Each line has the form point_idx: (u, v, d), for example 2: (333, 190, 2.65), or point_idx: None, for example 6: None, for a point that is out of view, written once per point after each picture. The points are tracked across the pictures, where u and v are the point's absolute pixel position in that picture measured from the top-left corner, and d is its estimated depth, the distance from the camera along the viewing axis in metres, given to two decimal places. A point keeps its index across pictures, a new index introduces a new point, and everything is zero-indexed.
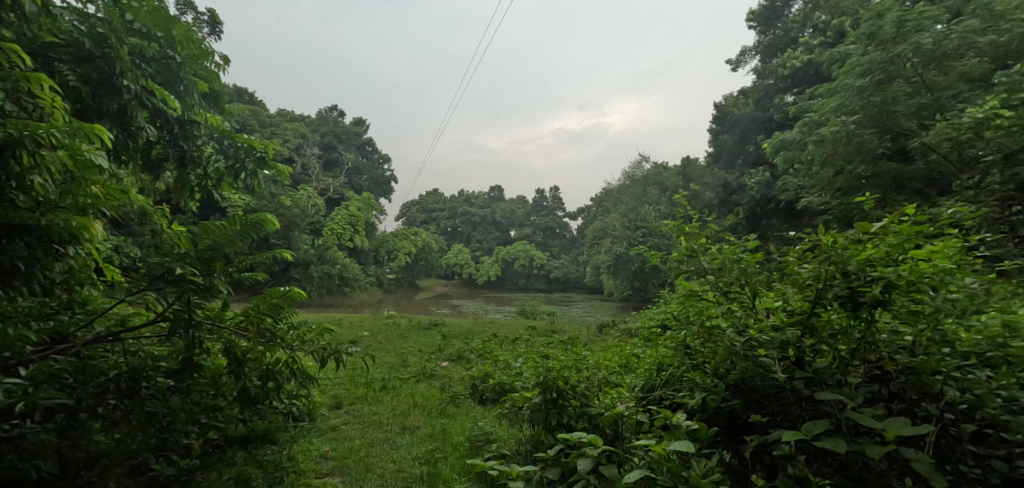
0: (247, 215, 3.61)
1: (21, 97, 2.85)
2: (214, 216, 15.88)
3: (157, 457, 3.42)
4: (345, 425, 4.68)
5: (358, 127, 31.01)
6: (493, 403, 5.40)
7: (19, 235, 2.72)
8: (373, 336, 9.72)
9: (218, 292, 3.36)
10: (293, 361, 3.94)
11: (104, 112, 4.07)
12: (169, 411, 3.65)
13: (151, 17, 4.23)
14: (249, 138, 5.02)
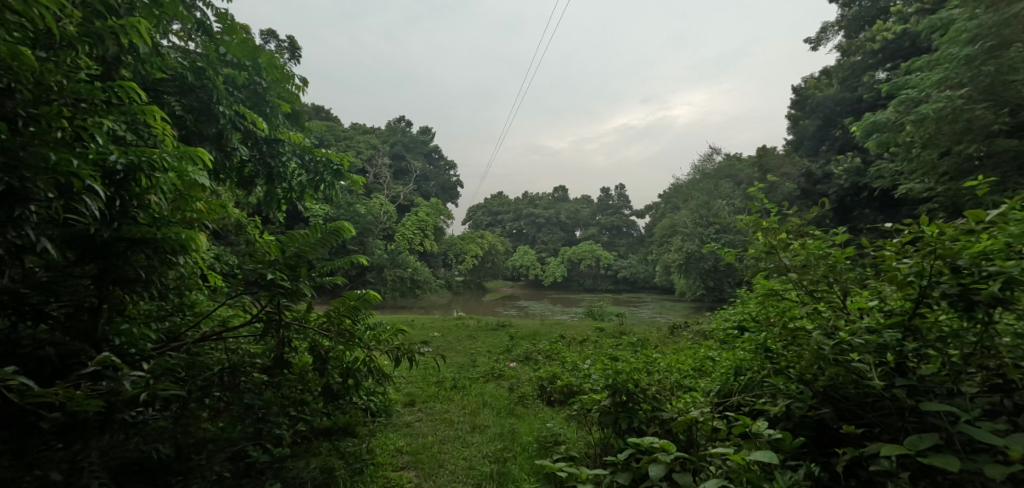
0: (327, 222, 3.71)
1: (137, 128, 3.02)
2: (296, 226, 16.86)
3: (255, 445, 3.49)
4: (419, 422, 4.74)
5: (424, 136, 31.85)
6: (563, 404, 5.29)
7: (138, 248, 2.70)
8: (443, 336, 9.90)
9: (304, 295, 3.49)
10: (370, 360, 4.02)
11: (205, 136, 4.80)
12: (264, 403, 3.77)
13: (240, 49, 5.09)
14: (326, 153, 5.81)
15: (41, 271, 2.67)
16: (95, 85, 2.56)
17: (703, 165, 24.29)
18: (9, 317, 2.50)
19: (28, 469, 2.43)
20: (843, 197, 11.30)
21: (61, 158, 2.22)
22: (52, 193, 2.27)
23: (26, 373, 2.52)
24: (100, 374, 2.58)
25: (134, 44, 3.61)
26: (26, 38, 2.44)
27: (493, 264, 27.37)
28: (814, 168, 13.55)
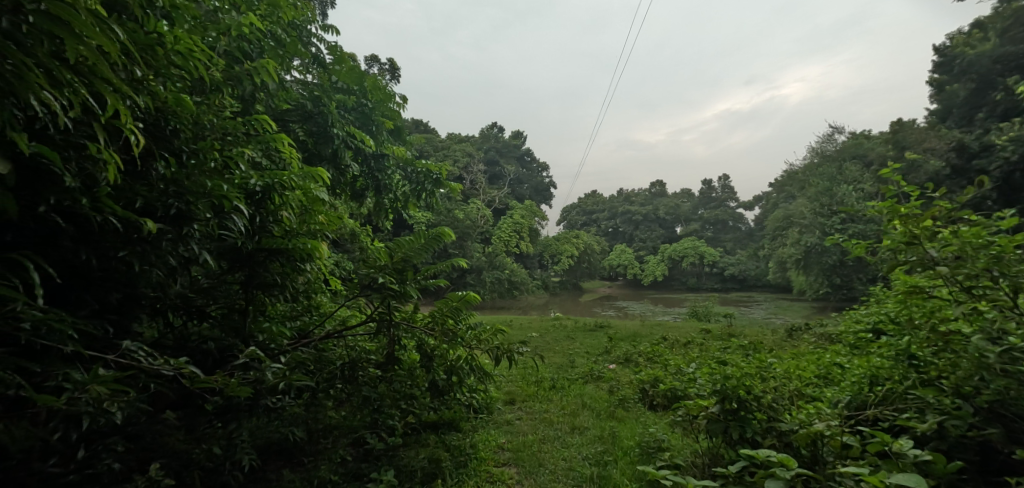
0: (430, 228, 3.97)
1: (270, 154, 3.59)
2: (403, 233, 17.99)
3: (372, 434, 3.85)
4: (519, 420, 4.89)
5: (517, 139, 32.43)
6: (665, 409, 5.19)
7: (274, 257, 3.14)
8: (542, 337, 10.06)
9: (410, 297, 3.75)
10: (472, 358, 4.21)
11: (323, 156, 5.37)
12: (379, 396, 4.12)
13: (349, 75, 5.62)
14: (426, 164, 6.31)
15: (203, 278, 3.12)
16: (237, 122, 3.09)
17: (824, 146, 22.26)
18: (180, 317, 3.01)
19: (193, 447, 2.85)
20: (1011, 174, 9.83)
21: (215, 184, 2.60)
22: (208, 213, 2.63)
23: (194, 363, 2.98)
24: (248, 365, 3.02)
25: (265, 79, 4.13)
26: (185, 86, 2.90)
27: (591, 263, 27.08)
28: (973, 138, 11.90)
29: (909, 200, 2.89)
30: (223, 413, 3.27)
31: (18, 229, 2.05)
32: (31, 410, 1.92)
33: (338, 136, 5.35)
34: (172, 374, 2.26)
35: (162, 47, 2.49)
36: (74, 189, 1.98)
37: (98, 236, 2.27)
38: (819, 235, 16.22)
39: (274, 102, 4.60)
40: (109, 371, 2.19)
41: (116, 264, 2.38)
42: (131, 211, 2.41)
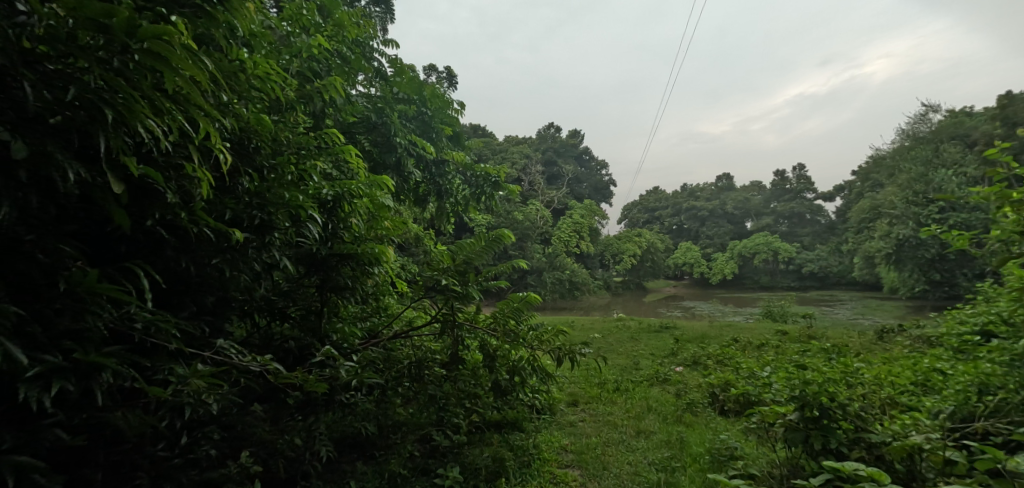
0: (490, 231, 4.13)
1: (340, 166, 3.85)
2: (465, 236, 18.38)
3: (438, 431, 4.04)
4: (582, 422, 4.92)
5: (575, 139, 32.28)
6: (739, 415, 5.02)
7: (345, 262, 3.35)
8: (605, 338, 9.98)
9: (472, 298, 3.87)
10: (533, 359, 4.32)
11: (388, 165, 5.63)
12: (445, 395, 4.28)
13: (408, 86, 5.88)
14: (485, 168, 6.49)
15: (283, 282, 3.37)
16: (309, 136, 3.34)
17: (919, 126, 20.72)
18: (264, 318, 3.28)
19: (277, 437, 3.10)
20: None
21: (292, 195, 2.83)
22: (287, 222, 2.87)
23: (278, 360, 3.24)
24: (325, 363, 3.22)
25: (332, 95, 4.42)
26: (264, 106, 3.19)
27: (654, 262, 26.46)
28: None
29: (1019, 185, 2.68)
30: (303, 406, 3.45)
31: (133, 243, 2.31)
32: (142, 399, 2.14)
33: (401, 144, 5.60)
34: (259, 370, 2.49)
35: (243, 72, 2.76)
36: (177, 204, 2.21)
37: (195, 246, 2.51)
38: (909, 226, 15.00)
39: (341, 116, 4.90)
40: (206, 367, 2.44)
41: (211, 269, 2.63)
42: (221, 223, 2.65)
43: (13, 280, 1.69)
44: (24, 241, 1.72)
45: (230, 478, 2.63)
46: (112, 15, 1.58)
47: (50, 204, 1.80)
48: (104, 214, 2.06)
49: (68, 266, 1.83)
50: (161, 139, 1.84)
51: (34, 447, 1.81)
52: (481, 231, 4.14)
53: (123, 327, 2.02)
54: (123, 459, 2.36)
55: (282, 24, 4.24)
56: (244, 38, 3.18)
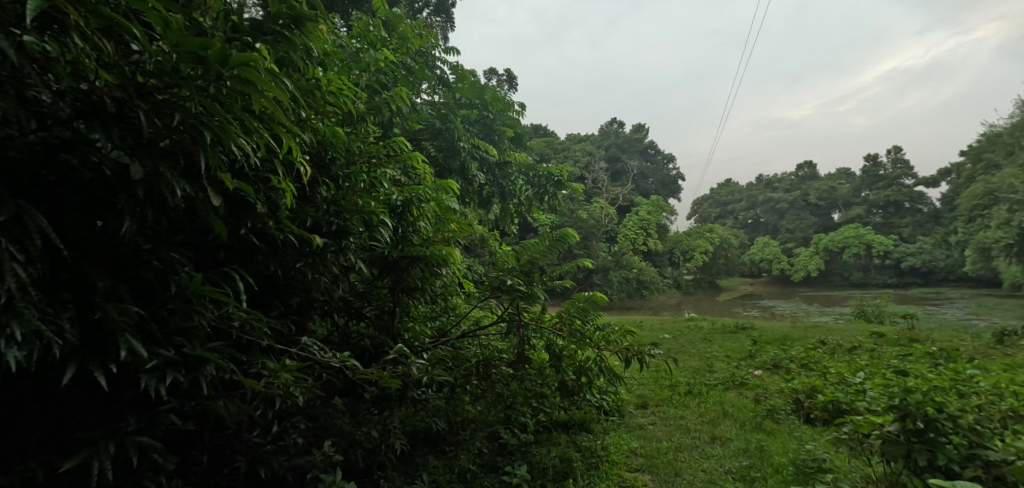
0: (554, 231, 4.18)
1: (408, 172, 4.06)
2: (530, 237, 18.52)
3: (505, 429, 4.25)
4: (652, 425, 4.86)
5: (639, 133, 31.62)
6: (827, 424, 4.73)
7: (414, 264, 3.53)
8: (677, 339, 9.72)
9: (537, 298, 3.95)
10: (601, 360, 4.21)
11: (453, 169, 5.83)
12: (512, 394, 4.37)
13: (470, 91, 6.06)
14: (547, 168, 6.56)
15: (359, 283, 3.59)
16: (379, 146, 3.54)
17: None
18: (342, 317, 3.51)
19: (356, 429, 3.31)
20: None
21: (365, 202, 3.02)
22: (361, 227, 3.07)
23: (355, 357, 3.46)
24: (397, 360, 3.37)
25: (399, 105, 4.63)
26: (338, 119, 3.42)
27: (728, 259, 25.36)
28: None
29: None
30: (378, 402, 3.55)
31: (230, 249, 2.56)
32: (241, 391, 2.40)
33: (464, 149, 5.78)
34: (338, 366, 2.69)
35: (320, 89, 2.98)
36: (265, 213, 2.43)
37: (282, 252, 2.74)
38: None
39: (408, 124, 5.13)
40: (293, 362, 2.66)
41: (296, 272, 2.87)
42: (303, 230, 2.88)
43: (135, 286, 1.94)
44: (142, 250, 1.95)
45: (315, 466, 2.86)
46: (209, 48, 1.74)
47: (163, 218, 2.04)
48: (205, 224, 2.31)
49: (178, 272, 2.06)
50: (250, 155, 2.02)
51: (153, 430, 2.07)
52: (545, 232, 4.19)
53: (223, 325, 2.26)
54: (224, 444, 2.63)
55: (352, 41, 4.50)
56: (319, 57, 3.42)
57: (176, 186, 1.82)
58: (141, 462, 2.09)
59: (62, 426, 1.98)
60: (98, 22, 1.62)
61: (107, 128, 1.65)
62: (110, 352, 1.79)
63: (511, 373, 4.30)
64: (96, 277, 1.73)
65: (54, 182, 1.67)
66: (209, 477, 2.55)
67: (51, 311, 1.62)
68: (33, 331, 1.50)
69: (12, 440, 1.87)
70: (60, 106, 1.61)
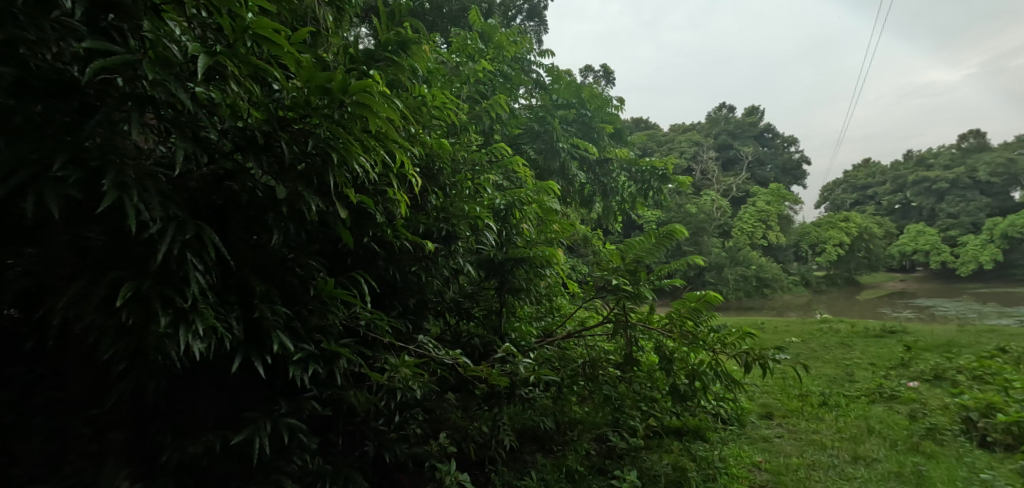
0: (660, 226, 4.01)
1: (509, 175, 4.26)
2: (636, 234, 18.14)
3: (614, 431, 4.20)
4: (780, 439, 4.57)
5: (753, 117, 29.52)
6: (1012, 452, 4.16)
7: (519, 265, 3.67)
8: (808, 344, 8.98)
9: (644, 298, 3.85)
10: (717, 364, 3.90)
11: (553, 170, 5.97)
12: (620, 396, 4.18)
13: (566, 90, 6.14)
14: (650, 162, 6.44)
15: (468, 285, 3.82)
16: (481, 154, 3.75)
17: None
18: (453, 317, 3.76)
19: (468, 423, 3.53)
20: None
21: (470, 207, 3.21)
22: (468, 231, 3.29)
23: (466, 354, 3.66)
24: (507, 359, 3.53)
25: (498, 112, 4.84)
26: (443, 131, 3.67)
27: (868, 250, 22.73)
28: None
29: None
30: (488, 397, 3.64)
31: (356, 256, 2.87)
32: (368, 383, 2.66)
33: (563, 149, 5.88)
34: (451, 362, 2.89)
35: (425, 105, 3.22)
36: (384, 223, 2.69)
37: (399, 257, 3.02)
38: None
39: (508, 130, 5.34)
40: (411, 358, 2.92)
41: (411, 275, 3.14)
42: (416, 236, 3.14)
43: (283, 288, 2.29)
44: (287, 259, 2.30)
45: (432, 455, 3.12)
46: (333, 81, 1.97)
47: (303, 230, 2.38)
48: (335, 234, 2.62)
49: (315, 277, 2.39)
50: (370, 171, 2.25)
51: (299, 414, 2.40)
52: (651, 229, 4.07)
53: (352, 324, 2.56)
54: (355, 429, 2.96)
55: (452, 56, 4.78)
56: (424, 75, 3.70)
57: (311, 203, 2.10)
58: (290, 440, 2.44)
59: (232, 406, 2.37)
60: (246, 70, 1.86)
61: (258, 158, 1.97)
62: (266, 344, 2.12)
63: (619, 374, 4.09)
64: (254, 282, 2.06)
65: (222, 204, 2.02)
66: (343, 458, 2.88)
67: (223, 310, 1.95)
68: (209, 326, 1.83)
69: (197, 415, 2.29)
70: (224, 143, 1.95)
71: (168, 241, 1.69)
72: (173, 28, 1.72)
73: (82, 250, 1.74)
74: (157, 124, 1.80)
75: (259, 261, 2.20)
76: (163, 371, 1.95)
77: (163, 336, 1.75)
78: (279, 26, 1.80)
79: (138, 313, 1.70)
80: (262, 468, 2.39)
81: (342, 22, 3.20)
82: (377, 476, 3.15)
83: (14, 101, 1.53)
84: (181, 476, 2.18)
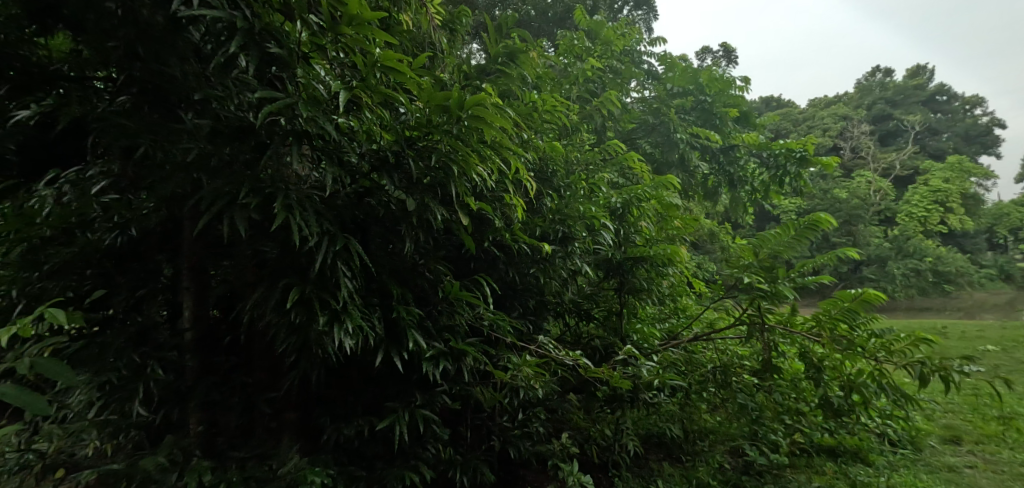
0: (801, 217, 3.38)
1: (625, 173, 4.32)
2: (771, 226, 16.79)
3: (751, 445, 3.82)
4: (971, 469, 3.68)
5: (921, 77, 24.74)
6: None
7: (640, 264, 3.65)
8: (1012, 355, 7.48)
9: (785, 297, 3.23)
10: (880, 375, 3.13)
11: (671, 163, 5.85)
12: (758, 406, 3.66)
13: (682, 77, 5.96)
14: (786, 143, 5.70)
15: (587, 285, 3.85)
16: (595, 153, 3.90)
17: None
18: (573, 318, 3.83)
19: (590, 425, 3.47)
20: None
21: (585, 208, 3.37)
22: (583, 232, 3.38)
23: (586, 356, 3.69)
24: (629, 362, 3.43)
25: (610, 108, 4.83)
26: (555, 133, 3.77)
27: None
28: None
29: None
30: (610, 400, 3.57)
31: (478, 260, 3.09)
32: (492, 380, 2.82)
33: (682, 140, 5.69)
34: (572, 364, 2.96)
35: (536, 110, 3.35)
36: (502, 228, 2.87)
37: (517, 260, 3.18)
38: None
39: (620, 125, 5.35)
40: (533, 358, 3.04)
41: (530, 276, 3.29)
42: (534, 238, 3.27)
43: (416, 290, 2.57)
44: (418, 265, 2.56)
45: (556, 454, 3.17)
46: (451, 99, 2.15)
47: (429, 236, 2.61)
48: (458, 241, 2.89)
49: (443, 280, 2.63)
50: (487, 180, 2.42)
51: (432, 406, 2.63)
52: (790, 221, 3.45)
53: (477, 323, 2.76)
54: (482, 424, 3.17)
55: (560, 58, 4.88)
56: (534, 81, 3.84)
57: (437, 212, 2.31)
58: (425, 430, 2.69)
59: (377, 397, 2.68)
60: (377, 99, 2.09)
61: (390, 175, 2.21)
62: (402, 342, 2.38)
63: (756, 382, 3.66)
64: (391, 286, 2.32)
65: (363, 217, 2.29)
66: (472, 450, 3.11)
67: (367, 310, 2.23)
68: (356, 325, 2.09)
69: (349, 404, 2.65)
70: (363, 164, 2.20)
71: (324, 252, 2.00)
72: (319, 70, 2.04)
73: (261, 261, 2.16)
74: (309, 153, 2.10)
75: (395, 267, 2.45)
76: (322, 361, 2.28)
77: (322, 333, 2.04)
78: (403, 56, 2.01)
79: (302, 312, 2.01)
80: (402, 452, 2.68)
81: (456, 42, 3.46)
82: (503, 470, 3.34)
83: (210, 145, 1.93)
84: (339, 453, 2.56)
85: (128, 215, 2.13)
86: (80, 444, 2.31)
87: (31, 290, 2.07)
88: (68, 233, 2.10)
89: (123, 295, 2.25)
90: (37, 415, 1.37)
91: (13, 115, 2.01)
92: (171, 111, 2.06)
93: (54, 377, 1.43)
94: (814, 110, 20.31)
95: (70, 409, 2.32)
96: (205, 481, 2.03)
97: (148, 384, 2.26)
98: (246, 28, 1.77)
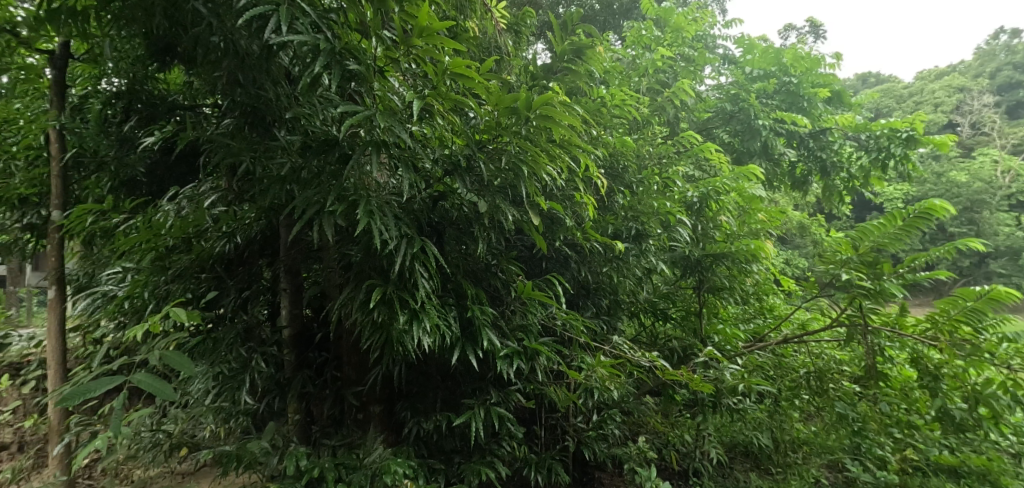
0: (911, 206, 2.84)
1: (703, 166, 4.22)
2: (874, 216, 15.45)
3: (854, 459, 3.45)
4: None
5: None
6: None
7: (722, 259, 3.50)
8: None
9: (893, 296, 2.82)
10: (1018, 386, 2.62)
11: (753, 152, 5.58)
12: (861, 418, 3.29)
13: (762, 59, 5.69)
14: (889, 124, 5.29)
15: (663, 285, 3.82)
16: (669, 145, 3.86)
17: None
18: (648, 318, 3.79)
19: (669, 430, 3.30)
20: None
21: (660, 205, 3.31)
22: (658, 228, 3.33)
23: (664, 357, 3.54)
24: (709, 363, 3.28)
25: (682, 98, 4.66)
26: (626, 129, 3.72)
27: None
28: None
29: None
30: (691, 405, 3.32)
31: (550, 260, 3.18)
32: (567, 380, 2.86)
33: (764, 126, 5.38)
34: (648, 365, 2.90)
35: (605, 107, 3.37)
36: (573, 226, 2.89)
37: (590, 259, 3.20)
38: None
39: (695, 115, 5.20)
40: (608, 358, 3.02)
41: (603, 276, 3.27)
42: (606, 237, 3.27)
43: (490, 293, 2.72)
44: (491, 266, 2.69)
45: (632, 458, 3.11)
46: (518, 101, 2.17)
47: (502, 239, 2.75)
48: (530, 241, 3.05)
49: (516, 280, 2.72)
50: (557, 178, 2.44)
51: (507, 404, 2.68)
52: (898, 210, 2.90)
53: (549, 323, 2.80)
54: (556, 424, 3.20)
55: (628, 50, 4.82)
56: (601, 76, 3.84)
57: (508, 213, 2.37)
58: (500, 428, 2.76)
59: (454, 393, 2.79)
60: (448, 105, 2.17)
61: (462, 178, 2.28)
62: (477, 341, 2.47)
63: (858, 391, 3.19)
64: (465, 287, 2.44)
65: (438, 221, 2.44)
66: (547, 449, 3.15)
67: (443, 310, 2.34)
68: (433, 323, 2.19)
69: (428, 399, 2.78)
70: (436, 169, 2.31)
71: (403, 256, 2.12)
72: (394, 84, 2.18)
73: (348, 264, 2.36)
74: (387, 163, 2.22)
75: (469, 268, 2.58)
76: (403, 358, 2.41)
77: (402, 332, 2.14)
78: (470, 63, 2.03)
79: (383, 311, 2.12)
80: (478, 448, 2.77)
81: (522, 44, 3.54)
82: (580, 470, 3.35)
83: (300, 160, 2.14)
84: (420, 446, 2.72)
85: (235, 225, 2.40)
86: (200, 426, 2.61)
87: (159, 292, 2.41)
88: (187, 242, 2.41)
89: (232, 295, 2.56)
90: (167, 399, 1.60)
91: (140, 142, 2.63)
92: (268, 131, 2.31)
93: (178, 368, 1.69)
94: (917, 86, 18.48)
95: (192, 396, 2.61)
96: (301, 465, 2.24)
97: (254, 375, 2.54)
98: (328, 49, 1.87)
